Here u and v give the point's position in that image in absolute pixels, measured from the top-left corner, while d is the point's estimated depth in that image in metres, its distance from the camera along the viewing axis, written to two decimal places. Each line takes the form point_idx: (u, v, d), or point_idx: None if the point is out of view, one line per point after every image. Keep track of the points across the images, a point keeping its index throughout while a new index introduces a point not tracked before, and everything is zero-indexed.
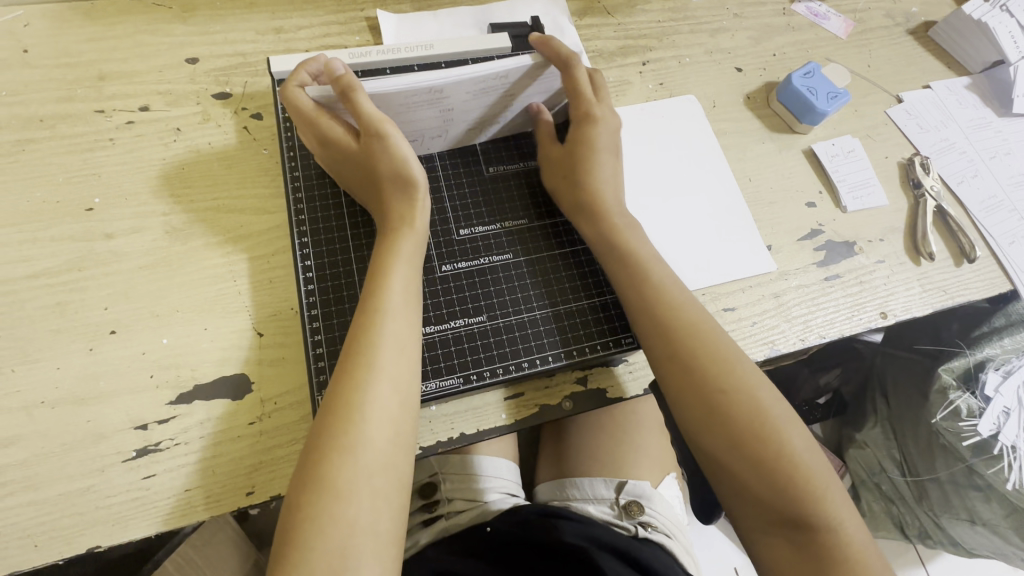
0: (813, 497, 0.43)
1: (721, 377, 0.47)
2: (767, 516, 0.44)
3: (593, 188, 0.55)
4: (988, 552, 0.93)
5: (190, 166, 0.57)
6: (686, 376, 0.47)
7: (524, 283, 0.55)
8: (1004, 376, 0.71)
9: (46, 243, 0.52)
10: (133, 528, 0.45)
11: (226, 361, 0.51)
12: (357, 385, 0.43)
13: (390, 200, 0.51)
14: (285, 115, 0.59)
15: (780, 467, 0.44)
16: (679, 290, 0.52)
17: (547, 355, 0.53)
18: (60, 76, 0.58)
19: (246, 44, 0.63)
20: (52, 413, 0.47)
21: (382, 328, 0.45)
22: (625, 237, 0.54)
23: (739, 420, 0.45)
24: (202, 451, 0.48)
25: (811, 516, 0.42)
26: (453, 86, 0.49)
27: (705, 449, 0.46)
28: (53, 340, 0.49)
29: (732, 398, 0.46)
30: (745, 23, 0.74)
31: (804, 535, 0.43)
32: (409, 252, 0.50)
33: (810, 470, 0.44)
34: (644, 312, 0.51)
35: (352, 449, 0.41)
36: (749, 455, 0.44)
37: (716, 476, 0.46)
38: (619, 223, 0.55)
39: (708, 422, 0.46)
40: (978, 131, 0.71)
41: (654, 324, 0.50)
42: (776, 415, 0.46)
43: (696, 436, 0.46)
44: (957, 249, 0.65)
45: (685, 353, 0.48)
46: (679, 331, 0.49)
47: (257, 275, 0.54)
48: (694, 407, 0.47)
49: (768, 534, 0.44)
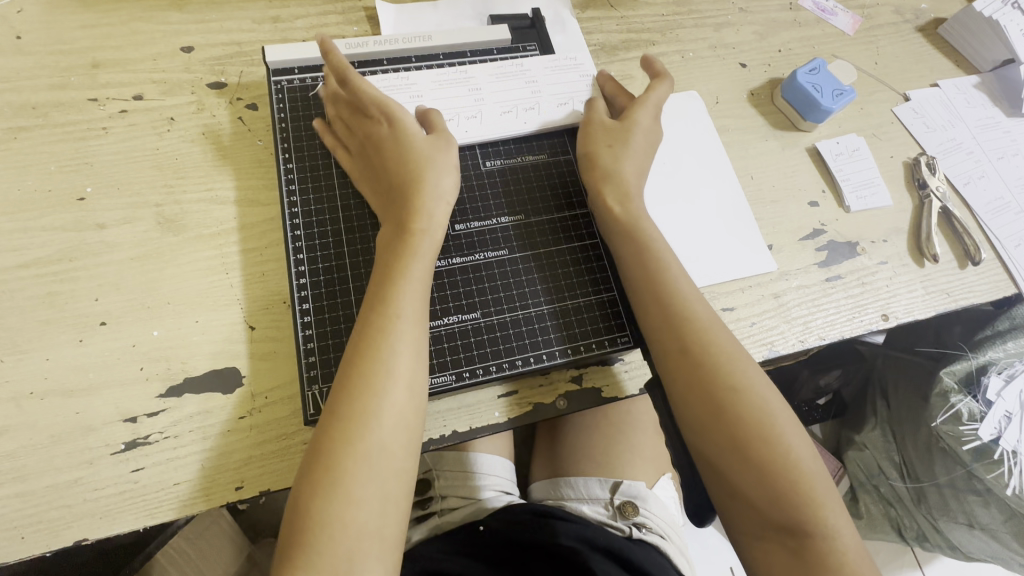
0: (813, 504, 0.43)
1: (739, 383, 0.46)
2: (762, 522, 0.43)
3: (623, 174, 0.55)
4: (985, 556, 0.92)
5: (184, 157, 0.56)
6: (702, 382, 0.46)
7: (521, 279, 0.54)
8: (1006, 380, 0.71)
9: (37, 232, 0.52)
10: (121, 521, 0.45)
11: (218, 354, 0.50)
12: (372, 391, 0.42)
13: (415, 197, 0.50)
14: (279, 105, 0.58)
15: (782, 472, 0.43)
16: (693, 291, 0.50)
17: (543, 353, 0.52)
18: (53, 64, 0.58)
19: (242, 33, 0.62)
20: (41, 404, 0.47)
21: (399, 334, 0.44)
22: (640, 233, 0.53)
23: (750, 427, 0.44)
24: (191, 445, 0.47)
25: (808, 524, 0.42)
26: (474, 68, 0.61)
27: (710, 456, 0.45)
28: (43, 331, 0.49)
29: (747, 403, 0.45)
30: (750, 18, 0.73)
31: (799, 541, 0.42)
32: (428, 252, 0.49)
33: (811, 477, 0.43)
34: (656, 314, 0.49)
35: (366, 456, 0.41)
36: (753, 461, 0.43)
37: (715, 481, 0.45)
38: (641, 217, 0.54)
39: (719, 428, 0.45)
40: (986, 131, 0.70)
41: (672, 327, 0.48)
42: (784, 421, 0.45)
43: (696, 437, 0.46)
44: (962, 251, 0.63)
45: (705, 356, 0.47)
46: (696, 333, 0.48)
47: (249, 268, 0.54)
48: (705, 412, 0.45)
49: (762, 539, 0.43)
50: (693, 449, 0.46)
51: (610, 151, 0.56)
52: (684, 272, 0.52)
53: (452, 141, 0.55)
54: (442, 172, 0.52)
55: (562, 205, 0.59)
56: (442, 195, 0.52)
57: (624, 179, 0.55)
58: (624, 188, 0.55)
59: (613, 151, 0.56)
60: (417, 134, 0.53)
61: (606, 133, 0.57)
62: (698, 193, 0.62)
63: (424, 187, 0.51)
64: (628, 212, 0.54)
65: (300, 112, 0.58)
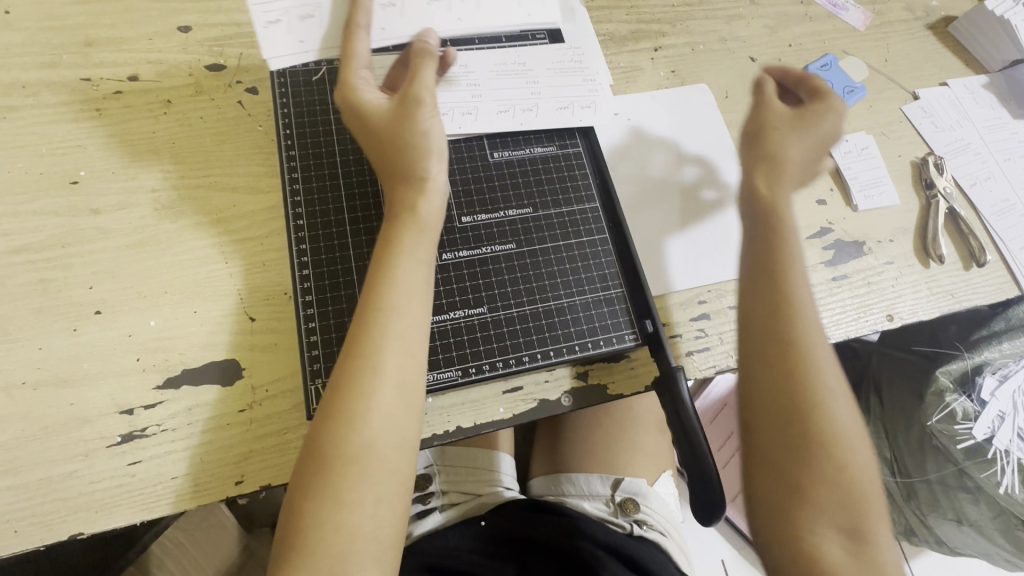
0: (872, 511, 0.40)
1: (815, 380, 0.43)
2: (826, 514, 0.40)
3: (783, 153, 0.52)
4: (971, 552, 0.94)
5: (181, 141, 0.55)
6: (796, 363, 0.43)
7: (602, 262, 0.56)
8: (1000, 380, 0.75)
9: (28, 216, 0.50)
10: (116, 516, 0.44)
11: (214, 345, 0.49)
12: (355, 394, 0.41)
13: (394, 185, 0.48)
14: (280, 89, 0.56)
15: (853, 468, 0.41)
16: (795, 275, 0.48)
17: (616, 336, 0.53)
18: (44, 40, 0.55)
19: (242, 14, 0.60)
20: (33, 395, 0.45)
21: (387, 332, 0.43)
22: (772, 213, 0.50)
23: (821, 416, 0.42)
24: (190, 438, 0.46)
25: (869, 525, 0.40)
26: None
27: (783, 434, 0.42)
28: (35, 319, 0.47)
29: (818, 396, 0.42)
30: (761, 11, 0.72)
31: (858, 541, 0.39)
32: (411, 243, 0.46)
33: (872, 485, 0.41)
34: (762, 293, 0.47)
35: (355, 459, 0.40)
36: (831, 448, 0.41)
37: (777, 463, 0.42)
38: (769, 199, 0.51)
39: (777, 415, 0.42)
40: (994, 132, 0.70)
41: (772, 305, 0.46)
42: (852, 425, 0.42)
43: (775, 411, 0.43)
44: (967, 253, 0.63)
45: (800, 341, 0.44)
46: (790, 316, 0.45)
47: (249, 258, 0.52)
48: (766, 399, 0.43)
49: (824, 533, 0.39)
50: (772, 426, 0.43)
51: (781, 133, 0.53)
52: (800, 264, 0.48)
53: (418, 100, 0.47)
54: (423, 152, 0.47)
55: (567, 198, 0.57)
56: (429, 178, 0.47)
57: (783, 160, 0.52)
58: (779, 171, 0.52)
59: (785, 133, 0.53)
60: (380, 107, 0.48)
61: (784, 116, 0.54)
62: (706, 192, 0.61)
63: (405, 172, 0.47)
64: (771, 197, 0.51)
65: (302, 97, 0.56)
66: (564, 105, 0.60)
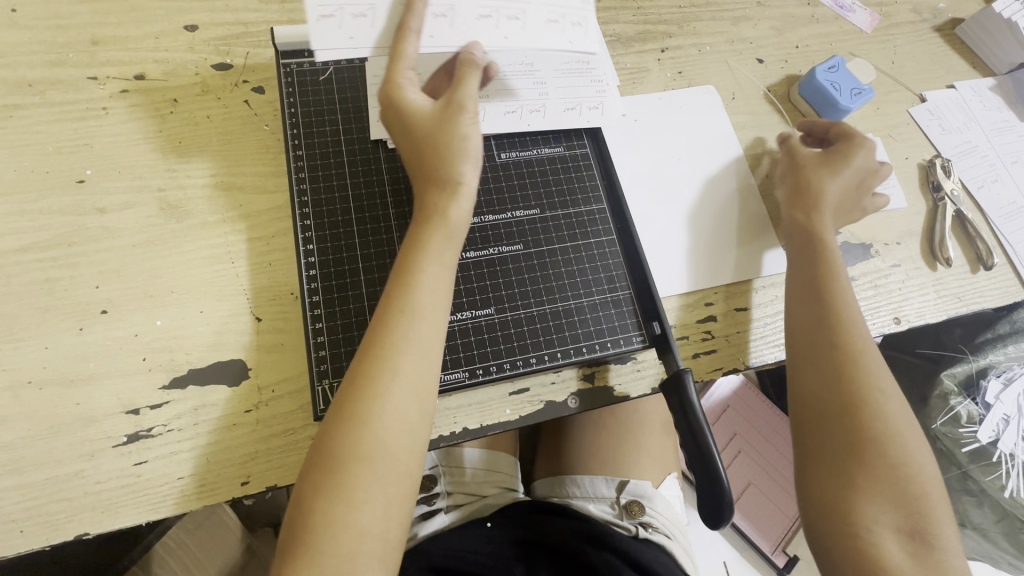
0: (931, 513, 0.45)
1: (870, 395, 0.47)
2: (885, 515, 0.44)
3: (820, 184, 0.57)
4: (974, 556, 0.93)
5: (189, 141, 0.55)
6: (846, 378, 0.48)
7: (610, 263, 0.56)
8: (1005, 383, 0.72)
9: (34, 215, 0.50)
10: (123, 516, 0.44)
11: (221, 345, 0.49)
12: (367, 395, 0.41)
13: (428, 189, 0.47)
14: (286, 89, 0.56)
15: (908, 474, 0.45)
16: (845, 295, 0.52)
17: (621, 338, 0.53)
18: (50, 39, 0.55)
19: (249, 13, 0.60)
20: (39, 394, 0.45)
21: (401, 334, 0.42)
22: (815, 237, 0.55)
23: (874, 425, 0.46)
24: (197, 438, 0.46)
25: (925, 526, 0.44)
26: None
27: (837, 443, 0.47)
28: (41, 318, 0.47)
29: (873, 408, 0.47)
30: (768, 13, 0.72)
31: (916, 541, 0.44)
32: (439, 247, 0.46)
33: (931, 490, 0.45)
34: (813, 314, 0.52)
35: (365, 461, 0.39)
36: (887, 455, 0.45)
37: (836, 470, 0.46)
38: (817, 223, 0.55)
39: (834, 425, 0.47)
40: (1001, 135, 0.70)
41: (822, 324, 0.51)
42: (908, 433, 0.47)
43: (828, 422, 0.48)
44: (974, 255, 0.63)
45: (851, 357, 0.49)
46: (843, 334, 0.50)
47: (256, 257, 0.52)
48: (819, 413, 0.48)
49: (883, 533, 0.44)
50: (828, 437, 0.47)
51: (814, 170, 0.58)
52: (846, 286, 0.53)
53: (463, 106, 0.47)
54: (459, 155, 0.46)
55: (575, 199, 0.57)
56: (462, 183, 0.47)
57: (819, 190, 0.56)
58: (817, 198, 0.56)
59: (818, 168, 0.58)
60: (424, 109, 0.47)
61: (813, 156, 0.59)
62: (713, 194, 0.61)
63: (438, 176, 0.46)
64: (812, 223, 0.55)
65: (309, 96, 0.56)
66: (571, 107, 0.59)
